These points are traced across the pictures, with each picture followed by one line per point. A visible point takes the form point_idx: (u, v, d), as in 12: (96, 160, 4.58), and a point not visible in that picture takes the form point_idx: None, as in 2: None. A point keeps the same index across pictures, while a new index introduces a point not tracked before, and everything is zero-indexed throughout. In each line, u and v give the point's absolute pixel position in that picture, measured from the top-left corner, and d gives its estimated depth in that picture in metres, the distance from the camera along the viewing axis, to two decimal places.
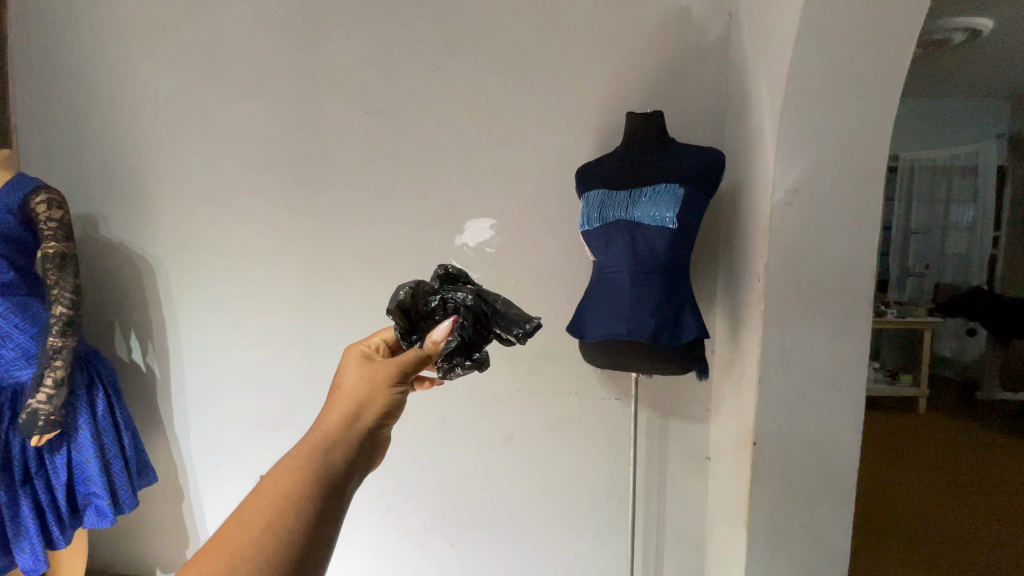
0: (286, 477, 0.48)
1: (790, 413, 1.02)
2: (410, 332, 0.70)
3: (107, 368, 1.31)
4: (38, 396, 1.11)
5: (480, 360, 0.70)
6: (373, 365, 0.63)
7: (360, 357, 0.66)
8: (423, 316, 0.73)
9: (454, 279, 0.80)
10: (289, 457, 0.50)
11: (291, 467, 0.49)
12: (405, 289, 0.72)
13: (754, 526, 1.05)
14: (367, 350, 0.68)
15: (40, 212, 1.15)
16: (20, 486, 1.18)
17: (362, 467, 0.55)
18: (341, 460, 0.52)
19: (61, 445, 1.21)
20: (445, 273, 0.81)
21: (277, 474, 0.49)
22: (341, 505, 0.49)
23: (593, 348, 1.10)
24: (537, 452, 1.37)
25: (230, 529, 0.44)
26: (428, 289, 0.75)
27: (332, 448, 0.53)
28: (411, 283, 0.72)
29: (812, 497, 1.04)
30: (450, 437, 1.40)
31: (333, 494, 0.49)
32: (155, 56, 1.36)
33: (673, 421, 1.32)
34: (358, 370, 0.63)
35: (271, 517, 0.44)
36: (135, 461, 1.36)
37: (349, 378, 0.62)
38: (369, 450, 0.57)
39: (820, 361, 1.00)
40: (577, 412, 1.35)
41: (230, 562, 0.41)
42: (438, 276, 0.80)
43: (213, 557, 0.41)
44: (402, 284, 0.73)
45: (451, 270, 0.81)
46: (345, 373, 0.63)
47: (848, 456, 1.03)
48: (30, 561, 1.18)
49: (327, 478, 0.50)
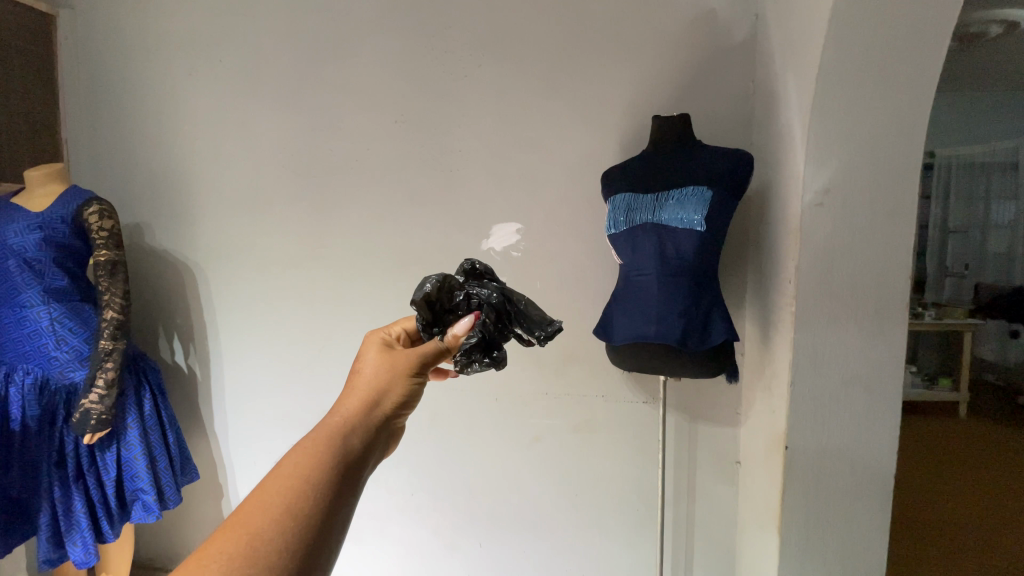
0: (305, 460, 0.50)
1: (825, 417, 1.00)
2: (431, 324, 0.73)
3: (153, 369, 1.38)
4: (90, 396, 1.17)
5: (497, 359, 0.73)
6: (393, 354, 0.65)
7: (380, 343, 0.67)
8: (447, 310, 0.75)
9: (479, 275, 0.82)
10: (308, 440, 0.52)
11: (309, 450, 0.51)
12: (432, 281, 0.73)
13: (787, 531, 1.03)
14: (388, 337, 0.70)
15: (92, 222, 1.22)
16: (74, 483, 1.24)
17: (377, 453, 0.57)
18: (358, 445, 0.54)
19: (111, 443, 1.27)
20: (470, 268, 0.82)
21: (295, 456, 0.51)
22: (356, 489, 0.52)
23: (620, 350, 1.10)
24: (562, 454, 1.38)
25: (250, 507, 0.46)
26: (452, 283, 0.77)
27: (350, 434, 0.55)
28: (437, 276, 0.74)
29: (846, 501, 1.02)
30: (477, 439, 1.42)
31: (347, 481, 0.51)
32: (195, 72, 1.43)
33: (701, 424, 1.31)
34: (378, 356, 0.65)
35: (290, 499, 0.46)
36: (178, 458, 1.42)
37: (369, 363, 0.64)
38: (385, 437, 0.59)
39: (853, 364, 0.98)
40: (603, 415, 1.35)
41: (251, 542, 0.43)
42: (464, 270, 0.82)
43: (234, 536, 0.44)
44: (428, 276, 0.74)
45: (477, 265, 0.82)
46: (366, 359, 0.65)
47: (883, 461, 1.00)
48: (82, 554, 1.24)
49: (345, 462, 0.52)
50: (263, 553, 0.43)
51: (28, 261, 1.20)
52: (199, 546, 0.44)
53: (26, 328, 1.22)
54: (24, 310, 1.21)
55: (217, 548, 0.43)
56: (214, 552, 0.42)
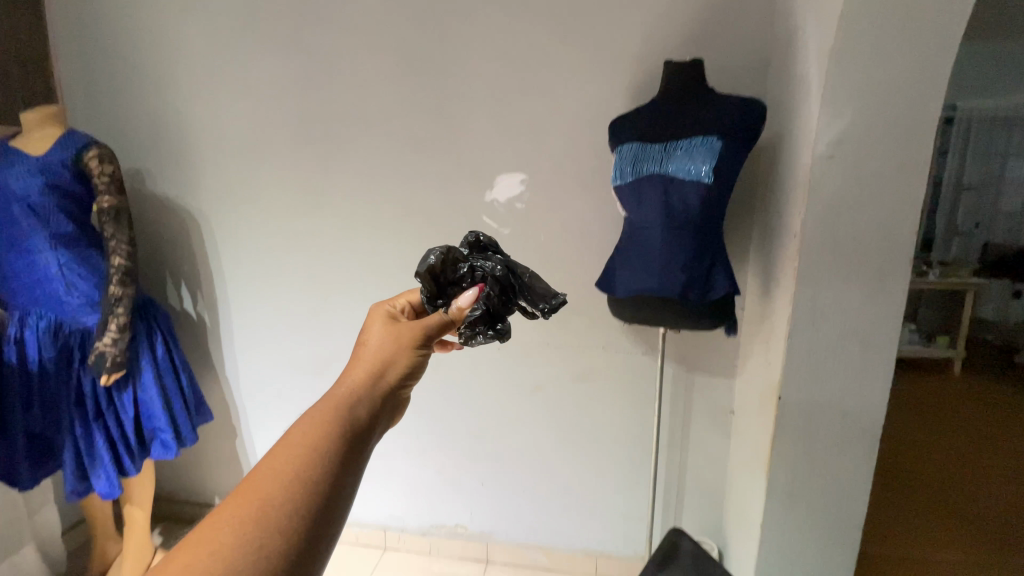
0: (313, 429, 0.52)
1: (819, 371, 1.03)
2: (436, 296, 0.74)
3: (164, 315, 1.40)
4: (104, 340, 1.21)
5: (501, 332, 0.73)
6: (398, 327, 0.66)
7: (386, 316, 0.69)
8: (451, 282, 0.76)
9: (484, 248, 0.81)
10: (316, 410, 0.55)
11: (317, 419, 0.53)
12: (436, 254, 0.74)
13: (775, 476, 1.08)
14: (393, 310, 0.72)
15: (93, 167, 1.21)
16: (94, 421, 1.30)
17: (383, 421, 0.60)
18: (364, 415, 0.56)
19: (127, 385, 1.32)
20: (475, 241, 0.82)
21: (304, 425, 0.53)
22: (362, 457, 0.54)
23: (622, 303, 1.12)
24: (563, 400, 1.43)
25: (261, 473, 0.48)
26: (457, 256, 0.78)
27: (357, 404, 0.57)
28: (442, 249, 0.75)
29: (835, 450, 1.06)
30: (480, 386, 1.46)
31: (353, 450, 0.53)
32: (187, 9, 1.37)
33: (698, 376, 1.34)
34: (383, 329, 0.66)
35: (298, 467, 0.49)
36: (193, 399, 1.48)
37: (374, 335, 0.65)
38: (391, 407, 0.61)
39: (851, 319, 0.99)
40: (604, 366, 1.38)
41: (263, 505, 0.46)
42: (468, 242, 0.82)
43: (245, 499, 0.46)
44: (432, 249, 0.75)
45: (482, 238, 0.82)
46: (371, 332, 0.66)
47: (875, 414, 1.03)
48: (107, 487, 1.32)
49: (351, 431, 0.54)
50: (274, 517, 0.45)
51: (33, 206, 1.20)
52: (213, 509, 0.46)
53: (36, 273, 1.24)
54: (33, 255, 1.23)
55: (230, 513, 0.45)
56: (228, 515, 0.45)
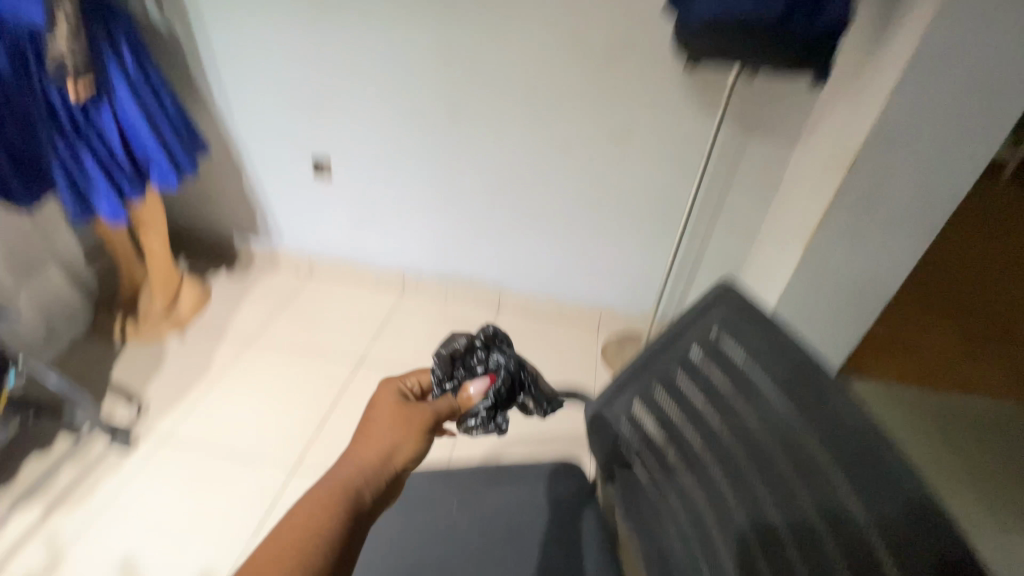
0: (318, 508, 0.57)
1: (922, 121, 1.19)
2: (445, 378, 0.83)
3: (125, 26, 1.42)
4: (59, 41, 1.23)
5: (500, 425, 0.83)
6: (406, 411, 0.70)
7: (395, 397, 0.73)
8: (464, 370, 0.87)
9: (498, 340, 0.93)
10: (322, 489, 0.59)
11: (322, 498, 0.58)
12: (459, 341, 0.90)
13: (828, 227, 1.35)
14: (402, 388, 0.77)
15: None
16: (74, 135, 1.38)
17: (387, 498, 0.65)
18: (369, 500, 0.61)
19: (103, 101, 1.40)
20: (490, 332, 0.93)
21: (310, 502, 0.57)
22: (363, 535, 0.59)
23: (700, 23, 1.04)
24: (605, 158, 1.72)
25: (264, 557, 0.53)
26: (474, 350, 0.90)
27: (362, 487, 0.61)
28: (464, 337, 0.91)
29: (888, 218, 1.33)
30: (559, 121, 1.68)
31: (354, 530, 0.58)
32: None
33: (755, 136, 1.57)
34: (393, 411, 0.70)
35: (301, 550, 0.53)
36: (183, 129, 1.58)
37: (382, 416, 0.69)
38: (395, 486, 0.66)
39: (921, 76, 1.13)
40: (650, 111, 1.61)
41: None
42: (485, 333, 0.93)
43: None
44: (454, 338, 0.91)
45: (497, 330, 0.94)
46: (378, 411, 0.70)
47: (941, 185, 1.26)
48: (112, 205, 1.45)
49: (355, 514, 0.59)
50: None
51: None
52: None
53: None
54: None
55: None
56: None
